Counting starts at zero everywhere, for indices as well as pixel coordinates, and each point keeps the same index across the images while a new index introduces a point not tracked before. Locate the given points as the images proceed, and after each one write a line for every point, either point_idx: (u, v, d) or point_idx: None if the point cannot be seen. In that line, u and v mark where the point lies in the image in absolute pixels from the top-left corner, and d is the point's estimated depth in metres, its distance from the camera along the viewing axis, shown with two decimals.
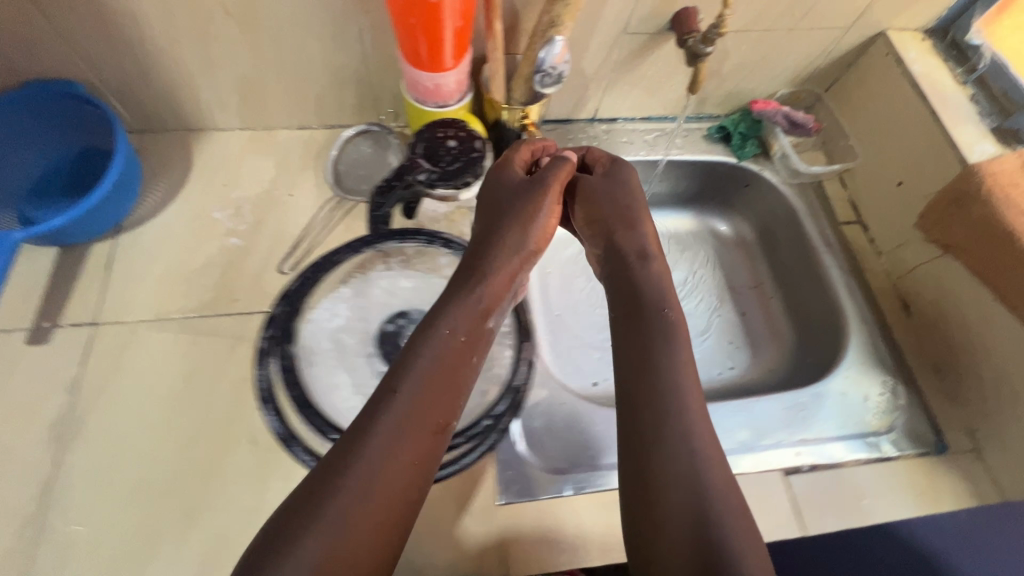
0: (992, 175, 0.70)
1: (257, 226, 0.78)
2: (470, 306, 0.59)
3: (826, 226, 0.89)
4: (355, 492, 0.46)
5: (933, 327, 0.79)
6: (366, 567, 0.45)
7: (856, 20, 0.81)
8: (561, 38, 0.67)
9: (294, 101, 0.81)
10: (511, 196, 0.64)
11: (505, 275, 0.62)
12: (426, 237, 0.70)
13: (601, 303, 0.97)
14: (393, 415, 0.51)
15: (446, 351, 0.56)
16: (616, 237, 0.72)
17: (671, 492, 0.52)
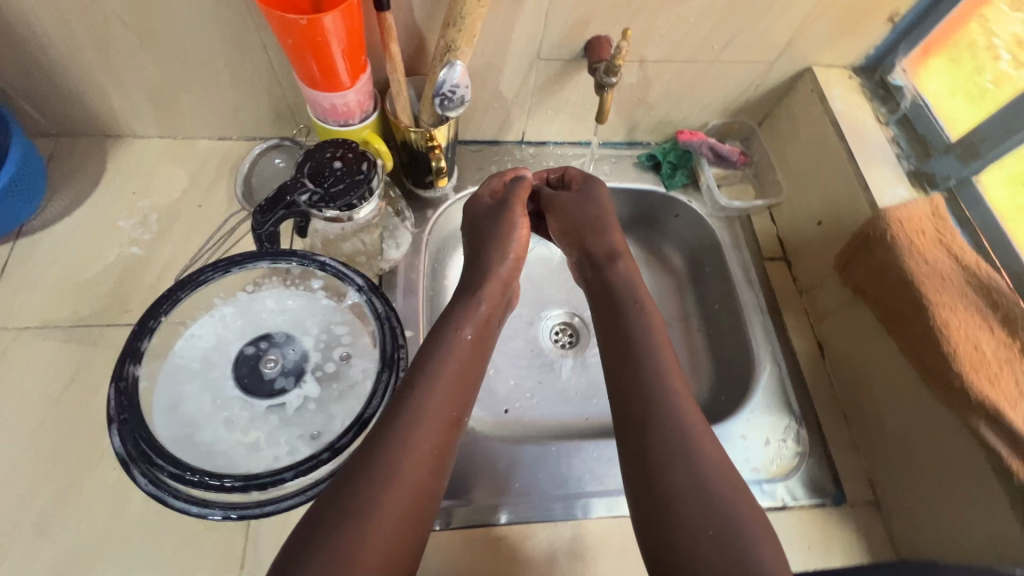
0: (899, 222, 0.68)
1: (160, 236, 0.78)
2: (474, 312, 0.65)
3: (750, 261, 0.87)
4: (384, 479, 0.49)
5: (845, 374, 0.76)
6: (383, 546, 0.46)
7: (780, 55, 0.80)
8: (460, 63, 0.66)
9: (210, 112, 0.81)
10: (487, 220, 0.75)
11: (499, 282, 0.70)
12: (299, 260, 0.66)
13: (523, 328, 0.95)
14: (412, 408, 0.54)
15: (459, 354, 0.61)
16: (588, 245, 0.75)
17: (683, 507, 0.50)
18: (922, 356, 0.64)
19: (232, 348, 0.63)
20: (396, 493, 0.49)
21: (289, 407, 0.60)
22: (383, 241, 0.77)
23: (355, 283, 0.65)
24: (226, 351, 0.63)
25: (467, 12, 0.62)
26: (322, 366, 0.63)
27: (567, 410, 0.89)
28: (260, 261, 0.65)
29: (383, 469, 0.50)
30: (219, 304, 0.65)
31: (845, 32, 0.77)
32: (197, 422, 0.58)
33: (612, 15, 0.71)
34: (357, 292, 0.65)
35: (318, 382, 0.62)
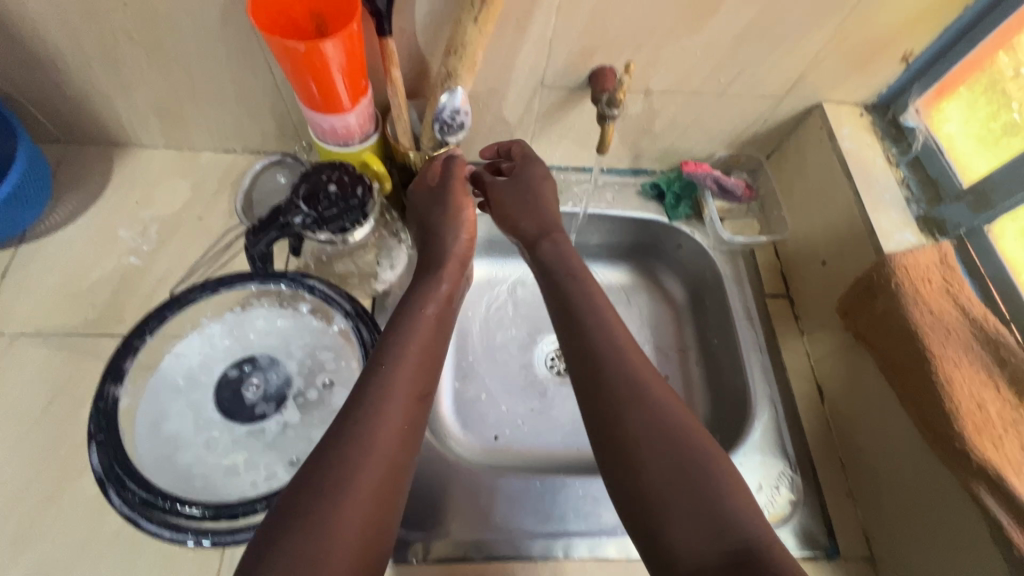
0: (904, 269, 0.66)
1: (159, 247, 0.78)
2: (434, 291, 0.65)
3: (751, 297, 0.85)
4: (356, 447, 0.48)
5: (842, 420, 0.74)
6: (366, 522, 0.45)
7: (789, 90, 0.78)
8: (461, 90, 0.66)
9: (215, 126, 0.82)
10: (434, 207, 0.72)
11: (455, 261, 0.70)
12: (290, 282, 0.65)
13: (519, 353, 0.94)
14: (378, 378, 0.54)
15: (423, 329, 0.60)
16: (529, 224, 0.74)
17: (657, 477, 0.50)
18: (919, 407, 0.61)
19: (214, 373, 0.62)
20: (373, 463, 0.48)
21: (269, 433, 0.60)
22: (377, 262, 0.76)
23: (343, 308, 0.65)
24: (208, 375, 0.62)
25: (468, 41, 0.62)
26: (303, 393, 0.62)
27: (557, 439, 0.88)
28: (249, 283, 0.65)
29: (357, 438, 0.49)
30: (203, 326, 0.64)
31: (857, 70, 0.75)
32: (176, 444, 0.58)
33: (618, 46, 0.70)
34: (344, 317, 0.65)
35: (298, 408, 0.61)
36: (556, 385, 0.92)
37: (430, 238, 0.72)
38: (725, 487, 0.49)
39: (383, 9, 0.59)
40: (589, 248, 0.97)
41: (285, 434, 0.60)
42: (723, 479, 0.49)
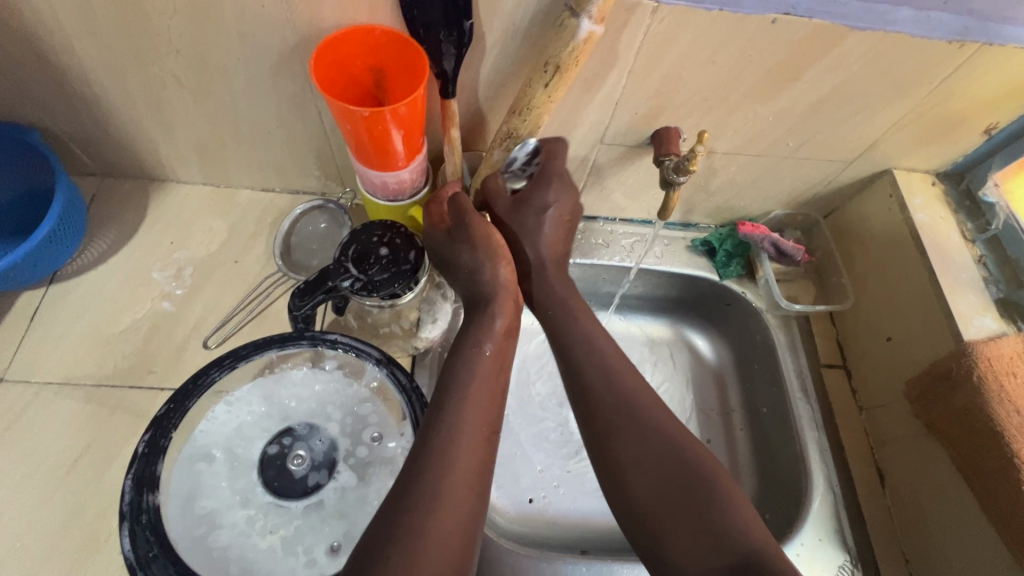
0: (988, 362, 0.62)
1: (193, 292, 0.75)
2: (490, 328, 0.59)
3: (806, 366, 0.81)
4: (427, 501, 0.46)
5: (907, 511, 0.69)
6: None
7: (860, 155, 0.74)
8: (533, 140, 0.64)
9: (255, 166, 0.79)
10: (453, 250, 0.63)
11: (508, 296, 0.62)
12: (309, 342, 0.61)
13: (556, 410, 0.89)
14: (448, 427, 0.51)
15: (485, 372, 0.56)
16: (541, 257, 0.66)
17: (660, 490, 0.51)
18: (1005, 514, 0.58)
19: (256, 447, 0.58)
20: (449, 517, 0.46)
21: (325, 504, 0.55)
22: (421, 317, 0.72)
23: (374, 356, 0.60)
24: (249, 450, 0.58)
25: (536, 105, 0.58)
26: (354, 452, 0.58)
27: (594, 503, 0.84)
28: (267, 351, 0.60)
29: (425, 495, 0.46)
30: (237, 396, 0.60)
31: (934, 139, 0.71)
32: (223, 526, 0.54)
33: (687, 109, 0.66)
34: (376, 366, 0.60)
35: (352, 471, 0.57)
36: None
37: (468, 276, 0.62)
38: (723, 495, 0.49)
39: (449, 70, 0.55)
40: (628, 300, 0.92)
41: (342, 502, 0.55)
42: (721, 487, 0.50)
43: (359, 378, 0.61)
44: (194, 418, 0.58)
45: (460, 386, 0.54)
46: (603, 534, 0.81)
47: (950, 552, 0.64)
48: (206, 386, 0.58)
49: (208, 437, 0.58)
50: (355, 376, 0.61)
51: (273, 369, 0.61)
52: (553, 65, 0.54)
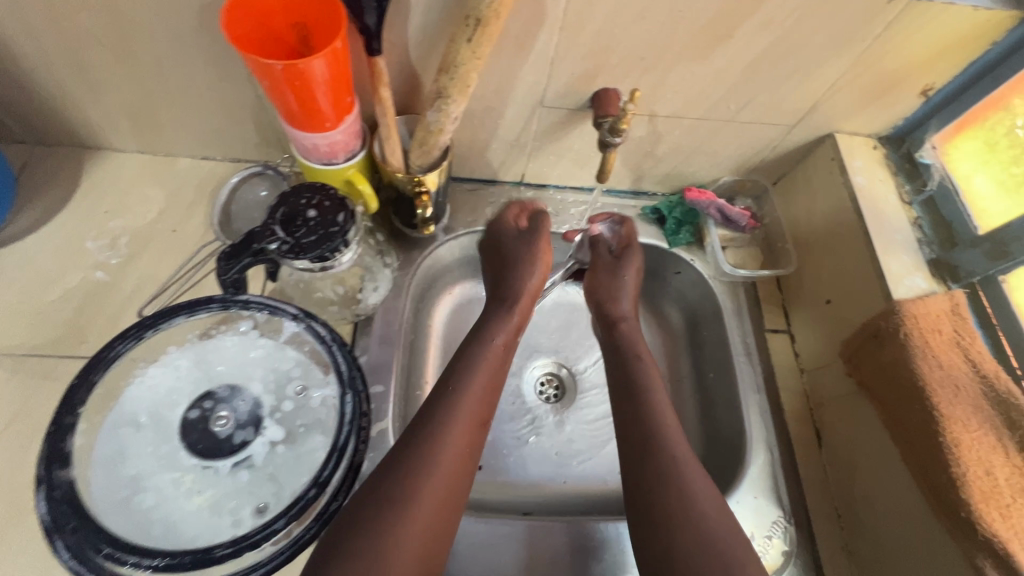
0: (915, 320, 0.63)
1: (129, 261, 0.74)
2: (505, 324, 0.70)
3: (750, 331, 0.81)
4: (419, 467, 0.54)
5: (841, 468, 0.70)
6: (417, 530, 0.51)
7: (802, 118, 0.74)
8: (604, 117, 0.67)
9: (193, 132, 0.77)
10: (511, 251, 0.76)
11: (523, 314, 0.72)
12: (219, 305, 0.59)
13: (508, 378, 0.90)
14: (438, 423, 0.57)
15: (492, 360, 0.65)
16: (603, 305, 0.79)
17: (658, 475, 0.60)
18: (922, 465, 0.59)
19: (177, 413, 0.54)
20: (427, 504, 0.53)
21: (255, 462, 0.53)
22: (363, 284, 0.72)
23: (290, 311, 0.59)
24: (169, 416, 0.54)
25: (462, 61, 0.57)
26: (280, 407, 0.55)
27: (544, 470, 0.85)
28: (174, 318, 0.58)
29: (417, 461, 0.54)
30: (160, 361, 0.57)
31: (873, 102, 0.72)
32: (148, 489, 0.52)
33: (623, 69, 0.65)
34: (294, 321, 0.59)
35: (280, 426, 0.54)
36: (546, 411, 0.89)
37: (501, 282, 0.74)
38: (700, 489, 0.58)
39: (371, 26, 0.54)
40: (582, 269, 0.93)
41: (272, 459, 0.53)
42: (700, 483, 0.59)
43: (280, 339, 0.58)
44: (110, 387, 0.55)
45: (458, 387, 0.61)
46: (550, 501, 0.82)
47: (879, 505, 0.65)
48: (115, 361, 0.56)
49: (127, 404, 0.55)
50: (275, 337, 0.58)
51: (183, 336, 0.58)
52: (475, 18, 0.53)
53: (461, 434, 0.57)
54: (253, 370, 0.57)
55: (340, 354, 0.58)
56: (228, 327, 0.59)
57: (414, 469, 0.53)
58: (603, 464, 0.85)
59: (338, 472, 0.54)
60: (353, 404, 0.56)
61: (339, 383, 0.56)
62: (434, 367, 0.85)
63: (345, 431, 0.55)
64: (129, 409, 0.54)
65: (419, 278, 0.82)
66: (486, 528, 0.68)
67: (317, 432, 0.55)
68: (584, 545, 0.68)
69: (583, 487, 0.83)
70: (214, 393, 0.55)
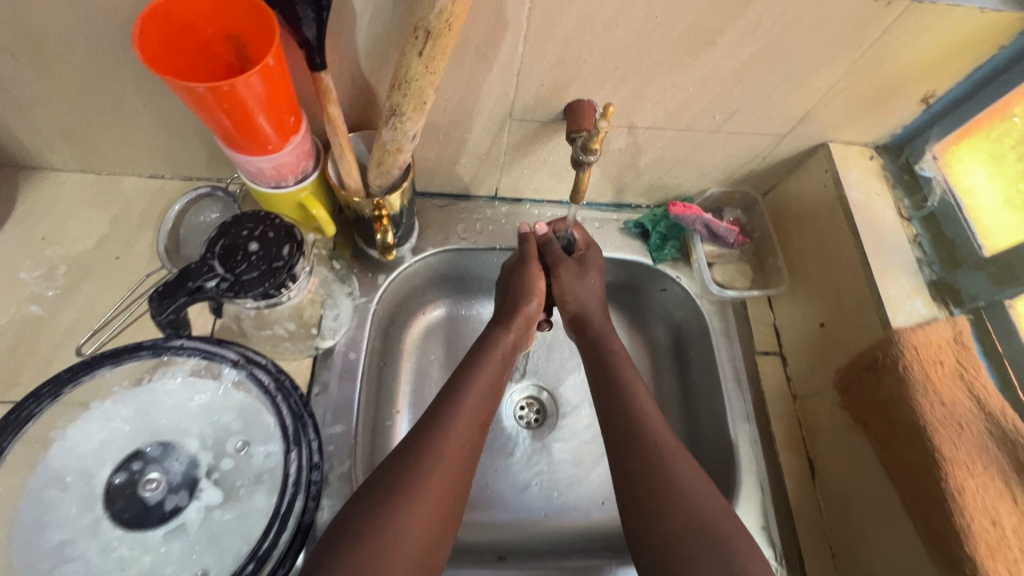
0: (915, 351, 0.58)
1: (67, 293, 0.68)
2: (503, 336, 0.70)
3: (739, 354, 0.76)
4: (429, 451, 0.56)
5: (836, 505, 0.66)
6: (429, 508, 0.53)
7: (793, 127, 0.69)
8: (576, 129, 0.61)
9: (136, 150, 0.71)
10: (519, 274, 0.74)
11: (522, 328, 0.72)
12: (151, 352, 0.54)
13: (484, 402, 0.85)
14: (420, 463, 0.55)
15: (496, 360, 0.68)
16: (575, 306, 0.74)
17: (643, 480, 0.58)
18: (919, 502, 0.55)
19: (101, 478, 0.49)
20: (416, 527, 0.51)
21: (190, 529, 0.48)
22: (323, 313, 0.67)
23: (228, 358, 0.54)
24: (93, 481, 0.49)
25: (414, 77, 0.51)
26: (217, 466, 0.51)
27: (522, 502, 0.79)
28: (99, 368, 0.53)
29: (429, 446, 0.57)
30: (81, 420, 0.51)
31: (869, 111, 0.66)
32: (71, 561, 0.46)
33: (597, 79, 0.60)
34: (234, 368, 0.54)
35: (217, 488, 0.50)
36: (524, 437, 0.84)
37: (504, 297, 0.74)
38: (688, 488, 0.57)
39: (312, 39, 0.48)
40: None
41: (208, 524, 0.49)
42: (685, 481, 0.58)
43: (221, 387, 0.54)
44: (23, 451, 0.49)
45: (451, 412, 0.60)
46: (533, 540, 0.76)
47: (876, 548, 0.61)
48: (28, 422, 0.50)
49: (43, 470, 0.49)
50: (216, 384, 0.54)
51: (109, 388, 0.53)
52: (424, 30, 0.47)
53: (445, 474, 0.55)
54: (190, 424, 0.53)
55: (287, 403, 0.53)
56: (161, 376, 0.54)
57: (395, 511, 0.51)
58: (585, 494, 0.80)
59: (285, 534, 0.49)
60: (298, 462, 0.51)
61: (282, 438, 0.52)
62: (408, 396, 0.79)
63: (292, 492, 0.50)
64: (47, 476, 0.49)
65: (387, 301, 0.76)
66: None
67: (260, 491, 0.50)
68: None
69: (566, 521, 0.78)
70: (143, 453, 0.51)
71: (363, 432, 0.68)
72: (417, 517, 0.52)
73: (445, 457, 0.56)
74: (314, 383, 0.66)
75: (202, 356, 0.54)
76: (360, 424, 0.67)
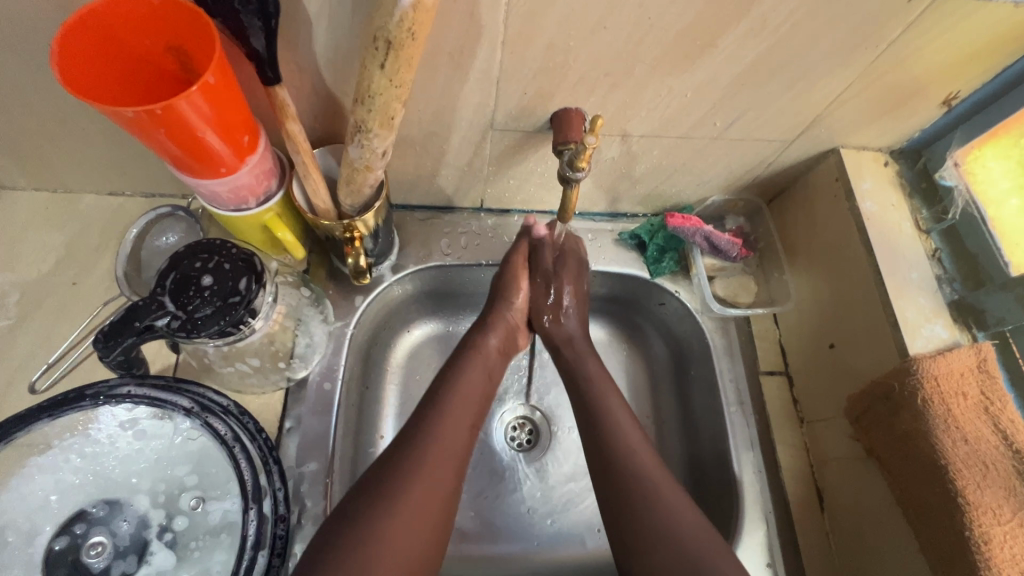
0: (935, 383, 0.53)
1: (18, 324, 0.63)
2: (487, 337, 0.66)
3: (743, 375, 0.71)
4: (419, 455, 0.53)
5: (848, 540, 0.62)
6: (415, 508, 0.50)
7: (801, 133, 0.63)
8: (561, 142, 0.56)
9: (89, 168, 0.65)
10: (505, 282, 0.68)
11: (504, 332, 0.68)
12: (93, 400, 0.49)
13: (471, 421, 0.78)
14: (387, 515, 0.49)
15: (488, 358, 0.65)
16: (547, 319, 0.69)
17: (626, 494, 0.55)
18: (931, 529, 0.51)
19: (40, 543, 0.46)
20: (405, 538, 0.48)
21: None
22: (294, 341, 0.62)
23: (181, 406, 0.50)
24: (31, 545, 0.46)
25: (377, 91, 0.45)
26: (170, 525, 0.48)
27: (513, 533, 0.72)
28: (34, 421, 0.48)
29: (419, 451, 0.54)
30: (16, 480, 0.47)
31: (885, 114, 0.61)
32: None
33: (585, 86, 0.54)
34: (187, 417, 0.50)
35: (169, 549, 0.47)
36: (515, 460, 0.76)
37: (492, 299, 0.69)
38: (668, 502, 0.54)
39: (262, 51, 0.42)
40: None
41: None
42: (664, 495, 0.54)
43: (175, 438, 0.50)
44: None
45: (438, 416, 0.57)
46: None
47: None
48: None
49: None
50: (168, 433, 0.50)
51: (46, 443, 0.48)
52: (384, 40, 0.41)
53: (418, 526, 0.50)
54: (140, 479, 0.49)
55: (248, 449, 0.49)
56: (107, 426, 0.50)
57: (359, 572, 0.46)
58: (582, 522, 0.73)
59: None
60: (256, 520, 0.47)
61: (240, 495, 0.48)
62: (390, 421, 0.74)
63: (252, 551, 0.46)
64: None
65: (366, 325, 0.71)
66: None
67: (218, 550, 0.47)
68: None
69: (559, 553, 0.71)
70: (87, 514, 0.47)
71: (338, 467, 0.63)
72: (395, 547, 0.48)
73: (416, 507, 0.50)
74: (286, 417, 0.62)
75: (153, 402, 0.50)
76: (336, 460, 0.63)
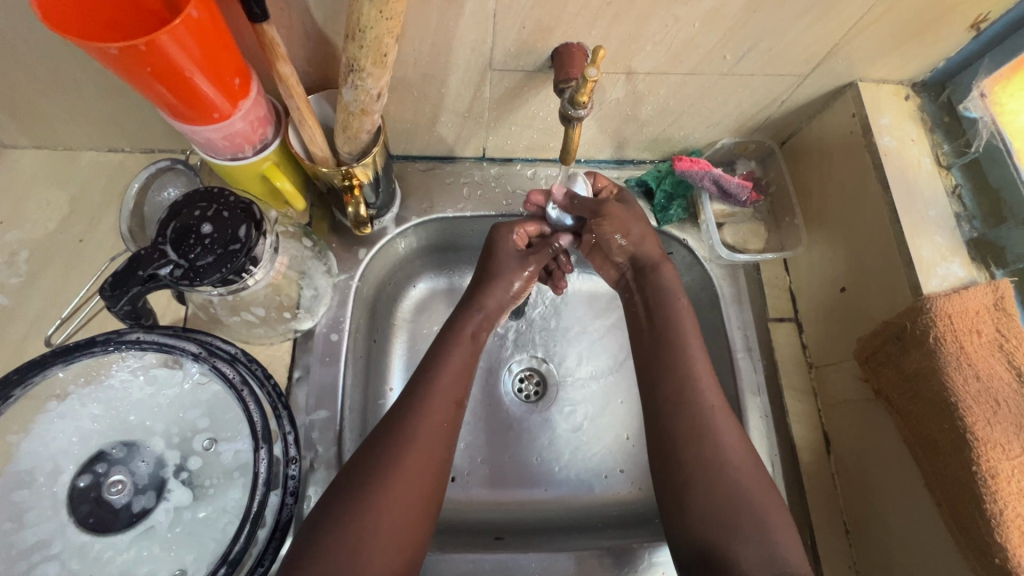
0: (949, 321, 0.51)
1: (29, 281, 0.64)
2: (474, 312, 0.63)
3: (752, 321, 0.70)
4: (427, 390, 0.55)
5: (853, 482, 0.62)
6: (436, 446, 0.53)
7: (817, 66, 0.60)
8: (559, 74, 0.54)
9: (85, 124, 0.64)
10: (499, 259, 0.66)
11: (487, 311, 0.64)
12: (102, 347, 0.51)
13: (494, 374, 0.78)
14: (401, 457, 0.51)
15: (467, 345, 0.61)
16: (644, 280, 0.64)
17: None
18: (942, 472, 0.51)
19: (64, 481, 0.48)
20: (416, 470, 0.51)
21: (159, 530, 0.48)
22: (300, 292, 0.61)
23: (189, 351, 0.52)
24: (55, 483, 0.48)
25: (367, 25, 0.42)
26: (185, 465, 0.50)
27: (523, 480, 0.73)
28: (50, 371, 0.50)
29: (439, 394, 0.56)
30: (37, 426, 0.49)
31: (906, 42, 0.57)
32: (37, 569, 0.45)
33: (586, 18, 0.51)
34: (196, 362, 0.52)
35: (185, 487, 0.49)
36: (525, 412, 0.76)
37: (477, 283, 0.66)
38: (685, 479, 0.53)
39: None
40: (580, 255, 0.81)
41: (177, 526, 0.48)
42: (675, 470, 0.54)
43: (186, 382, 0.52)
44: None
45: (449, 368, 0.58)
46: (534, 520, 0.70)
47: (895, 528, 0.57)
48: None
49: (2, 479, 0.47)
50: (180, 379, 0.52)
51: (60, 393, 0.50)
52: None
53: (411, 483, 0.50)
54: (155, 425, 0.51)
55: (257, 394, 0.51)
56: (118, 373, 0.51)
57: (375, 517, 0.48)
58: (590, 466, 0.74)
59: (260, 534, 0.47)
60: (267, 460, 0.49)
61: (251, 436, 0.50)
62: (398, 373, 0.75)
63: (264, 490, 0.48)
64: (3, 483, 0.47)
65: (371, 280, 0.71)
66: (471, 563, 0.60)
67: (233, 488, 0.49)
68: (628, 568, 0.60)
69: (565, 499, 0.72)
70: (106, 455, 0.49)
71: (348, 416, 0.64)
72: (411, 475, 0.51)
73: (431, 449, 0.53)
74: (295, 366, 0.63)
75: (158, 347, 0.51)
76: (345, 408, 0.63)
